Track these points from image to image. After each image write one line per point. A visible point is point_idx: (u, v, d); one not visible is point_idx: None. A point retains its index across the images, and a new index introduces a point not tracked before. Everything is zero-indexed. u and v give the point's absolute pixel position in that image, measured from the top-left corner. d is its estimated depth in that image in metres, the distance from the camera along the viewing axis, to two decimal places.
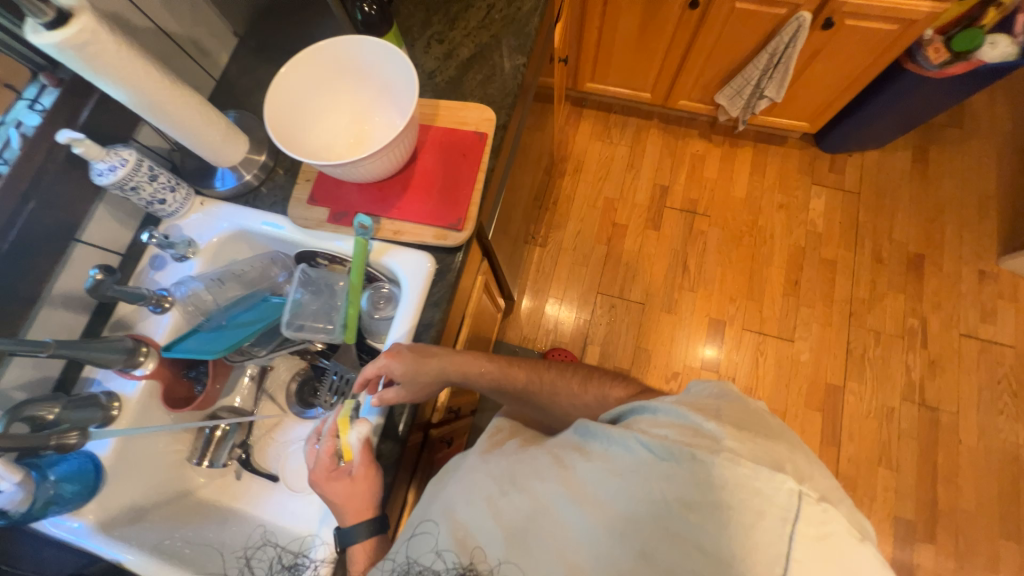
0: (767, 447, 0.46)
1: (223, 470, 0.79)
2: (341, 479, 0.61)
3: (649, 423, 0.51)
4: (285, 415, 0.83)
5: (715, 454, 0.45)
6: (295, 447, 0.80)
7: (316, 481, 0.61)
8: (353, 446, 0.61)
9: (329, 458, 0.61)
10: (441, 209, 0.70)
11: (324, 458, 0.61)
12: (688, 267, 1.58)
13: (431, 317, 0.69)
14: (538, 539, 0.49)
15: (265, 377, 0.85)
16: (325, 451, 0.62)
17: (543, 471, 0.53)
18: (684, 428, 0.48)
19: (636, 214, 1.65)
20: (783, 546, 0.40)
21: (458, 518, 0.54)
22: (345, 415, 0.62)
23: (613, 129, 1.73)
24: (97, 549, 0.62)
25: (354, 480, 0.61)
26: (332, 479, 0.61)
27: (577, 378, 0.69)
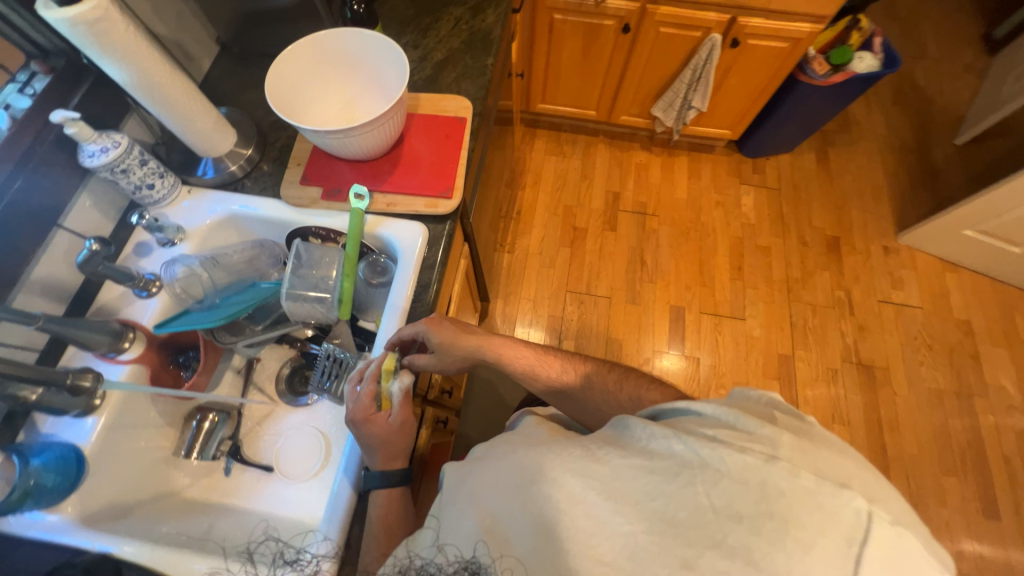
0: (833, 461, 0.44)
1: (210, 468, 0.74)
2: (379, 424, 0.62)
3: (695, 424, 0.51)
4: (276, 405, 0.80)
5: (772, 462, 0.43)
6: (285, 436, 0.77)
7: (355, 420, 0.61)
8: (395, 396, 0.62)
9: (369, 400, 0.62)
10: (431, 180, 0.77)
11: (364, 400, 0.62)
12: (645, 261, 1.72)
13: (428, 278, 0.73)
14: (563, 531, 0.46)
15: (253, 371, 0.82)
16: (365, 393, 0.62)
17: (573, 461, 0.50)
18: (734, 430, 0.47)
19: (594, 218, 1.79)
20: (848, 566, 0.39)
21: (484, 509, 0.52)
22: (391, 363, 0.64)
23: (565, 145, 1.90)
24: (81, 542, 0.58)
25: (391, 426, 0.63)
26: (370, 422, 0.62)
27: (614, 374, 0.74)
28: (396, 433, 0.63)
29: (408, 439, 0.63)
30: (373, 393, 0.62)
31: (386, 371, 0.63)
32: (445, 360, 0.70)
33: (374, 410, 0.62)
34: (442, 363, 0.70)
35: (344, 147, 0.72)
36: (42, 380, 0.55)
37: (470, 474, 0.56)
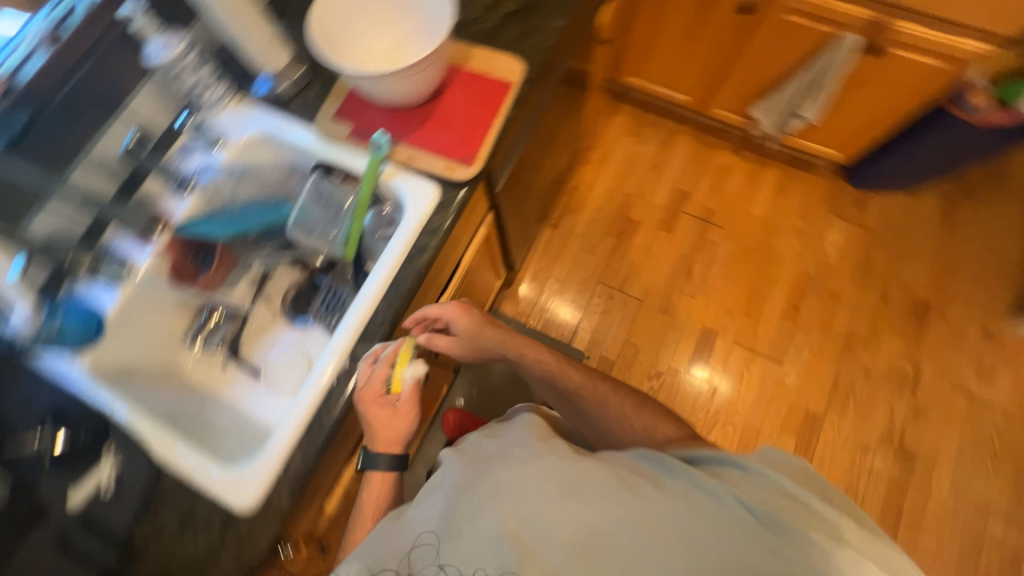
0: (874, 542, 0.50)
1: (210, 358, 0.83)
2: (384, 405, 0.68)
3: (740, 479, 0.55)
4: (277, 320, 0.85)
5: (827, 542, 0.48)
6: (275, 348, 0.83)
7: (363, 400, 0.66)
8: (406, 382, 0.68)
9: (379, 382, 0.67)
10: (455, 144, 0.75)
11: (375, 381, 0.67)
12: (692, 274, 1.59)
13: (426, 243, 0.72)
14: (595, 552, 0.51)
15: (264, 283, 0.86)
16: (377, 376, 0.67)
17: (611, 488, 0.55)
18: (785, 496, 0.52)
19: (651, 213, 1.66)
20: None
21: (507, 509, 0.55)
22: (407, 351, 0.69)
23: (646, 127, 1.75)
24: (90, 393, 0.68)
25: (394, 410, 0.69)
26: (376, 402, 0.67)
27: (630, 400, 0.76)
28: (400, 413, 0.69)
29: (410, 421, 0.70)
30: (386, 378, 0.67)
31: (400, 360, 0.67)
32: (469, 343, 0.79)
33: (383, 394, 0.67)
34: (466, 346, 0.79)
35: (380, 89, 0.70)
36: (45, 255, 0.68)
37: (494, 473, 0.61)
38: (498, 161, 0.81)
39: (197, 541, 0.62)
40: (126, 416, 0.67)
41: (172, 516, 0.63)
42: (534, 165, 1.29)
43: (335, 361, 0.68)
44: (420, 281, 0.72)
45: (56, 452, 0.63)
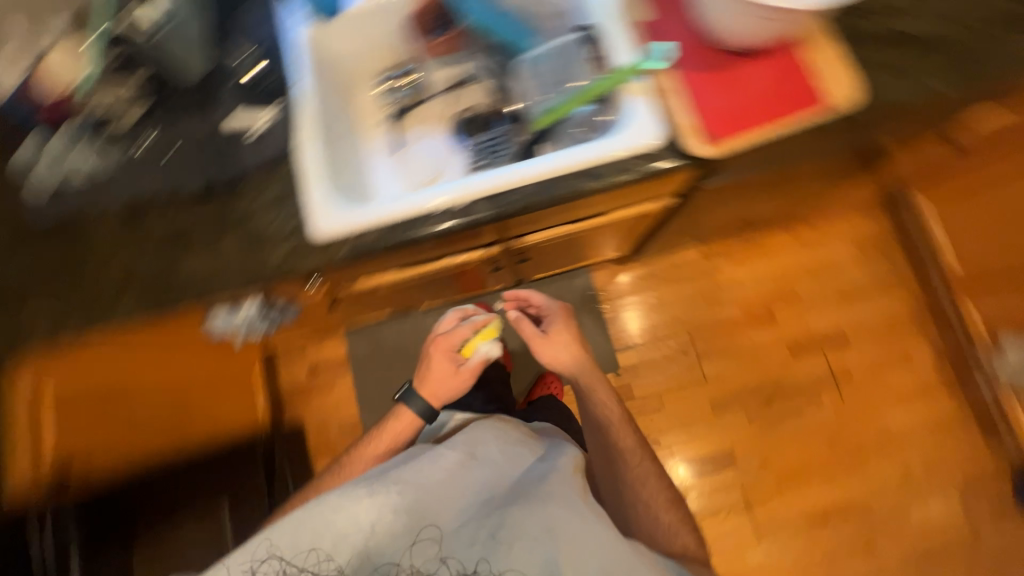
0: None
1: (382, 103, 0.90)
2: (450, 354, 1.06)
3: None
4: (443, 120, 0.88)
5: None
6: (420, 145, 0.88)
7: (443, 341, 1.07)
8: (477, 351, 1.06)
9: (459, 336, 1.07)
10: (718, 114, 0.67)
11: (457, 335, 1.07)
12: (769, 404, 1.44)
13: (608, 173, 0.68)
14: None
15: (453, 89, 0.88)
16: (460, 334, 1.07)
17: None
18: None
19: (796, 326, 1.49)
20: None
21: (565, 559, 0.66)
22: (486, 330, 1.08)
23: (880, 255, 1.51)
24: (301, 45, 0.80)
25: (453, 363, 1.06)
26: (448, 350, 1.07)
27: (667, 495, 0.90)
28: (456, 370, 1.06)
29: (458, 381, 1.06)
30: (466, 338, 1.07)
31: (484, 333, 1.07)
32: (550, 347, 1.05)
33: (457, 349, 1.07)
34: (546, 345, 1.06)
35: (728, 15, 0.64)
36: None
37: (550, 508, 0.71)
38: (734, 163, 0.72)
39: (279, 221, 0.72)
40: (304, 80, 0.78)
41: (279, 189, 0.73)
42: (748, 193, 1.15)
43: (453, 197, 0.70)
44: (571, 199, 0.70)
45: (243, 79, 0.76)
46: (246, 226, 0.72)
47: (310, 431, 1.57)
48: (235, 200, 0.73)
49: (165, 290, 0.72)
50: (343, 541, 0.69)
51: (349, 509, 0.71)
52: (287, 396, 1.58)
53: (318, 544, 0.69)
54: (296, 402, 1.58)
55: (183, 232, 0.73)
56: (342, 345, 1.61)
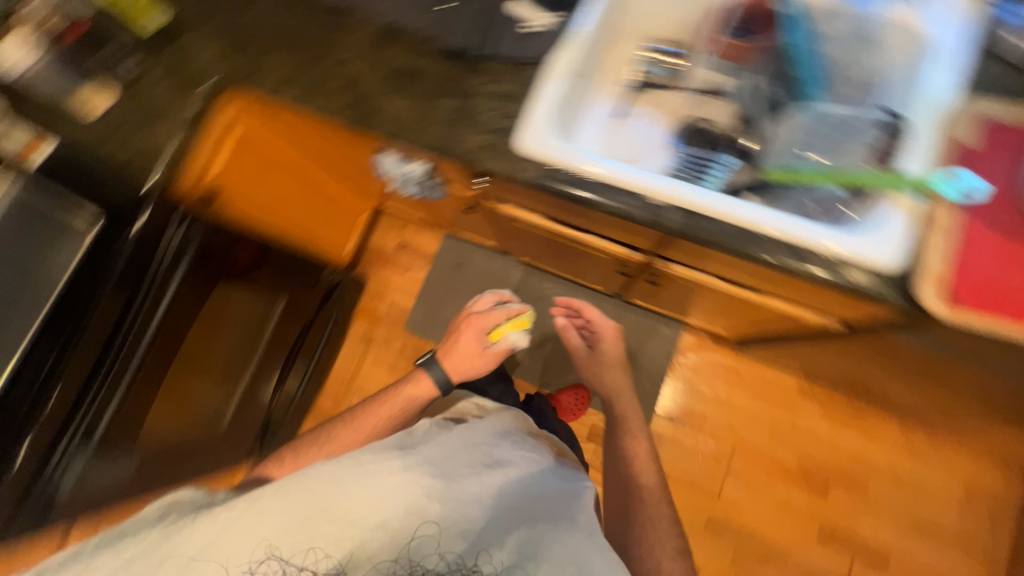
0: None
1: (633, 67, 0.88)
2: (483, 336, 1.10)
3: None
4: (673, 118, 0.87)
5: None
6: (640, 125, 0.87)
7: (479, 323, 1.11)
8: (505, 338, 1.10)
9: (495, 320, 1.11)
10: (972, 277, 0.60)
11: (492, 320, 1.11)
12: (762, 561, 1.33)
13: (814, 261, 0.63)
14: None
15: (708, 95, 0.86)
16: (494, 320, 1.12)
17: None
18: None
19: (840, 516, 1.34)
20: None
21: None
22: (520, 321, 1.13)
23: (976, 514, 1.31)
24: None
25: (483, 344, 1.09)
26: (480, 331, 1.10)
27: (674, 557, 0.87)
28: (479, 350, 1.08)
29: (484, 362, 1.08)
30: (499, 322, 1.11)
31: (516, 323, 1.12)
32: (594, 366, 1.29)
33: (489, 332, 1.10)
34: (594, 360, 1.29)
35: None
36: None
37: (557, 530, 0.66)
38: (944, 335, 0.64)
39: (492, 114, 0.73)
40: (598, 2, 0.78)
41: (510, 87, 0.74)
42: (899, 367, 1.03)
43: (659, 191, 0.67)
44: (760, 261, 0.65)
45: None
46: (464, 101, 0.75)
47: (366, 293, 1.68)
48: (471, 74, 0.75)
49: (371, 111, 0.77)
50: (348, 530, 0.62)
51: (358, 499, 0.63)
52: (368, 254, 1.70)
53: (318, 539, 0.61)
54: (371, 263, 1.69)
55: (415, 75, 0.77)
56: (434, 245, 1.69)
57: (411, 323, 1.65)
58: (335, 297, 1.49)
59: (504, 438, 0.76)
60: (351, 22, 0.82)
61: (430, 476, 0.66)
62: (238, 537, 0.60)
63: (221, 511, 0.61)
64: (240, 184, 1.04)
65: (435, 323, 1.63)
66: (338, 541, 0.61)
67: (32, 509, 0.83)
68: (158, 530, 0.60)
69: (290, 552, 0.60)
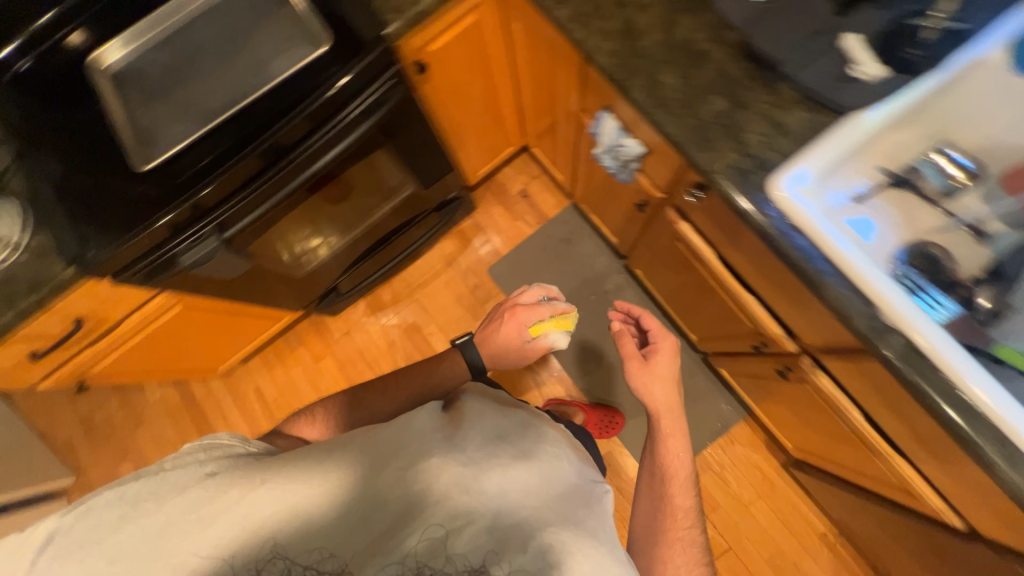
0: None
1: (911, 157, 0.75)
2: (521, 329, 1.00)
3: None
4: (917, 234, 0.75)
5: None
6: (872, 218, 0.75)
7: (520, 314, 0.99)
8: (545, 336, 1.00)
9: (538, 314, 1.00)
10: None
11: (535, 312, 1.00)
12: None
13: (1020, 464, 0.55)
14: None
15: (969, 231, 0.74)
16: (537, 313, 1.00)
17: None
18: None
19: None
20: None
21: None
22: (564, 320, 1.02)
23: None
24: (978, 54, 0.68)
25: (521, 337, 1.00)
26: (520, 322, 1.00)
27: None
28: (517, 343, 1.00)
29: (519, 356, 1.00)
30: (541, 318, 1.00)
31: (559, 319, 1.00)
32: (645, 380, 1.01)
33: (528, 325, 1.00)
34: (645, 371, 1.02)
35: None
36: None
37: (561, 522, 0.59)
38: None
39: (756, 138, 0.66)
40: (950, 71, 0.65)
41: (790, 120, 0.66)
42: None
43: (896, 311, 0.58)
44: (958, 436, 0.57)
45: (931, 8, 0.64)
46: (734, 110, 0.67)
47: (470, 220, 1.67)
48: (754, 86, 0.68)
49: (632, 71, 0.71)
50: (355, 524, 0.56)
51: (356, 499, 0.58)
52: (490, 185, 1.67)
53: (321, 535, 0.56)
54: (488, 194, 1.66)
55: (696, 56, 0.69)
56: (553, 210, 1.64)
57: (495, 268, 1.63)
58: (448, 210, 1.49)
59: (521, 431, 0.68)
60: None
61: (433, 477, 0.58)
62: (232, 528, 0.56)
63: (219, 493, 0.59)
64: (448, 71, 1.00)
65: (516, 280, 1.61)
66: (342, 536, 0.55)
67: (147, 272, 0.84)
68: (151, 506, 0.57)
69: (290, 548, 0.55)
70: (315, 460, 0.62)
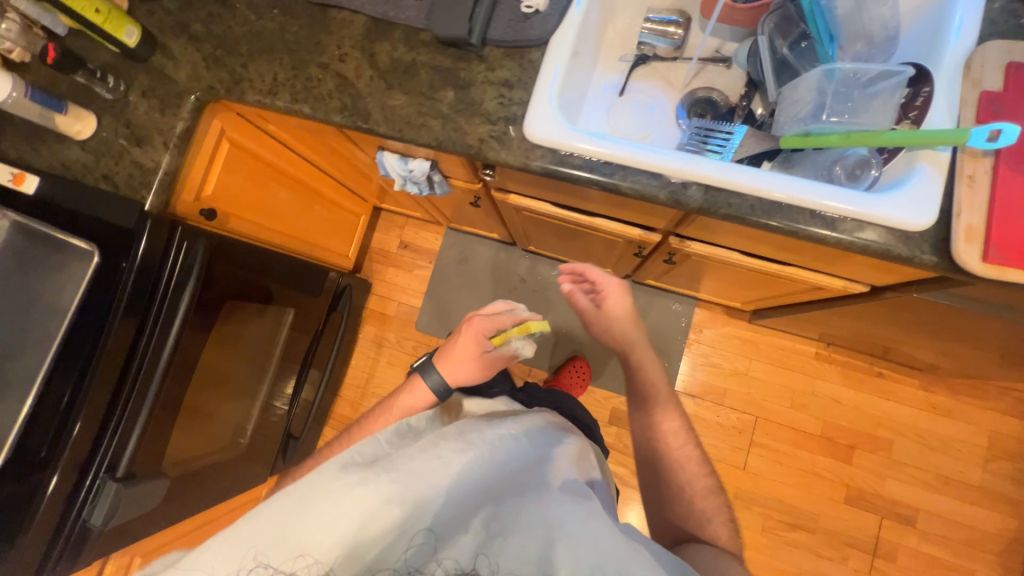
0: None
1: (631, 46, 0.86)
2: (483, 342, 0.82)
3: None
4: (676, 89, 0.85)
5: None
6: (644, 100, 0.84)
7: (477, 324, 0.82)
8: (509, 345, 0.82)
9: (498, 325, 0.83)
10: (1013, 229, 0.54)
11: (493, 322, 0.83)
12: (791, 523, 1.35)
13: (808, 224, 0.61)
14: None
15: (717, 63, 0.84)
16: (497, 322, 0.83)
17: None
18: None
19: (864, 478, 1.34)
20: None
21: (560, 526, 0.54)
22: (530, 326, 0.84)
23: (1003, 462, 1.30)
24: None
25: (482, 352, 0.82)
26: (481, 336, 0.82)
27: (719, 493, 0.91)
28: (476, 359, 0.81)
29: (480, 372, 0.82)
30: (503, 326, 0.83)
31: (524, 326, 0.84)
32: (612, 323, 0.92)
33: (490, 337, 0.82)
34: (597, 321, 0.94)
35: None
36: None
37: (534, 495, 0.58)
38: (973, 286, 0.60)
39: (495, 102, 0.70)
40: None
41: (512, 74, 0.71)
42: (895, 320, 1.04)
43: (623, 156, 0.65)
44: (766, 228, 0.63)
45: None
46: (462, 91, 0.71)
47: (374, 296, 1.67)
48: (467, 63, 0.72)
49: (369, 110, 0.74)
50: (331, 528, 0.54)
51: (361, 516, 0.54)
52: (372, 255, 1.68)
53: (307, 540, 0.54)
54: (376, 264, 1.68)
55: (407, 69, 0.74)
56: (438, 241, 1.67)
57: (421, 322, 1.64)
58: (345, 302, 1.48)
59: (488, 425, 0.69)
60: (334, 19, 0.78)
61: (448, 505, 0.56)
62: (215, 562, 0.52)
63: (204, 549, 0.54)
64: (241, 196, 1.01)
65: (446, 320, 1.62)
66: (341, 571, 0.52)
67: (67, 556, 0.77)
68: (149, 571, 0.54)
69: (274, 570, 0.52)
70: (330, 475, 0.58)
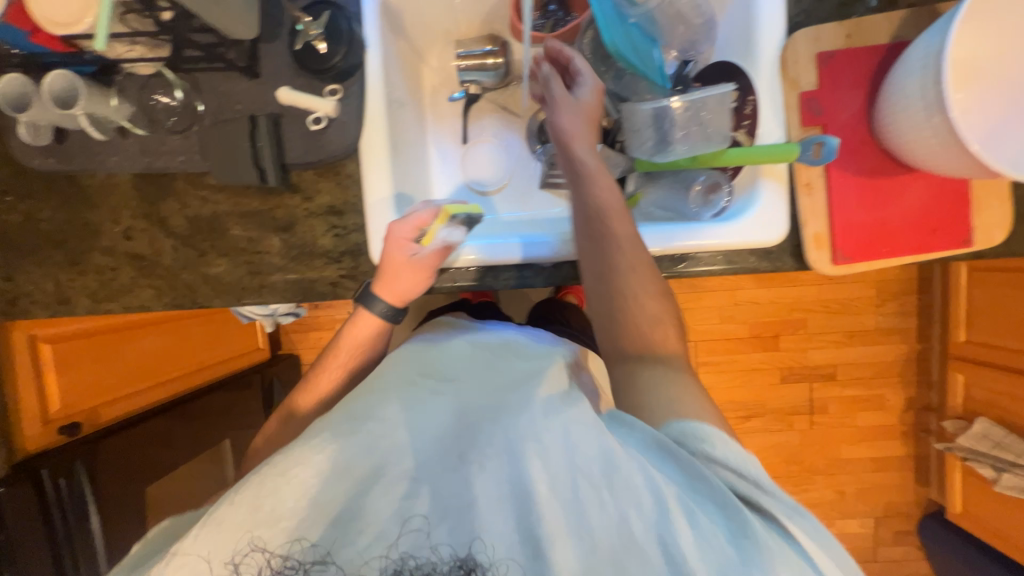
0: None
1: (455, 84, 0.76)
2: (406, 249, 0.57)
3: None
4: (517, 119, 0.77)
5: None
6: (492, 142, 0.76)
7: (389, 233, 0.57)
8: (441, 238, 0.56)
9: (414, 225, 0.57)
10: (853, 229, 0.57)
11: (408, 223, 0.57)
12: (744, 414, 1.56)
13: (681, 266, 0.61)
14: None
15: None
16: (412, 220, 0.57)
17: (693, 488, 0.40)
18: None
19: (791, 356, 1.54)
20: None
21: (537, 453, 0.42)
22: (452, 209, 0.58)
23: (894, 302, 1.51)
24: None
25: (414, 262, 0.57)
26: (401, 243, 0.57)
27: None
28: (410, 269, 0.58)
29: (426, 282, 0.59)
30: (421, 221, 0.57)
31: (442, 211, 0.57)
32: (572, 111, 0.57)
33: (410, 239, 0.57)
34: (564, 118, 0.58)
35: (915, 127, 0.50)
36: None
37: (510, 418, 0.46)
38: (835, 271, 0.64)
39: (329, 236, 0.62)
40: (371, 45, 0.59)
41: (336, 199, 0.61)
42: None
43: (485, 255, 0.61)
44: None
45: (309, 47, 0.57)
46: (288, 234, 0.62)
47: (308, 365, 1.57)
48: (279, 198, 0.61)
49: (190, 287, 0.63)
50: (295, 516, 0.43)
51: (326, 481, 0.44)
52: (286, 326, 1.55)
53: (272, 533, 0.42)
54: (294, 334, 1.56)
55: (211, 226, 0.62)
56: None
57: None
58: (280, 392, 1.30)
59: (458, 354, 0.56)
60: (91, 188, 0.62)
61: (419, 450, 0.45)
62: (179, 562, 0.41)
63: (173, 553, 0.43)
64: (105, 375, 0.88)
65: None
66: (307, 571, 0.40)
67: None
68: None
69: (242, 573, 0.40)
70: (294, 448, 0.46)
